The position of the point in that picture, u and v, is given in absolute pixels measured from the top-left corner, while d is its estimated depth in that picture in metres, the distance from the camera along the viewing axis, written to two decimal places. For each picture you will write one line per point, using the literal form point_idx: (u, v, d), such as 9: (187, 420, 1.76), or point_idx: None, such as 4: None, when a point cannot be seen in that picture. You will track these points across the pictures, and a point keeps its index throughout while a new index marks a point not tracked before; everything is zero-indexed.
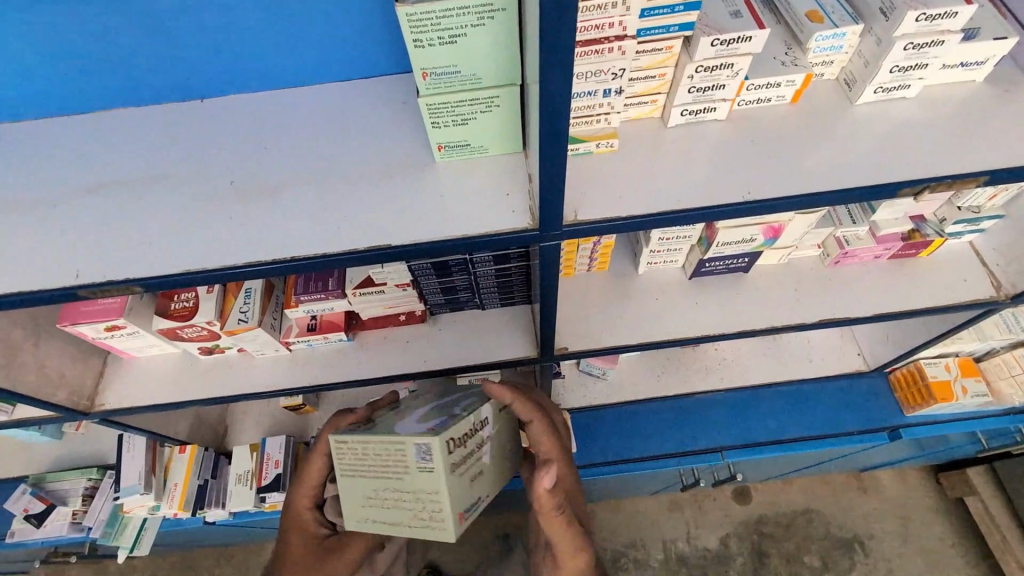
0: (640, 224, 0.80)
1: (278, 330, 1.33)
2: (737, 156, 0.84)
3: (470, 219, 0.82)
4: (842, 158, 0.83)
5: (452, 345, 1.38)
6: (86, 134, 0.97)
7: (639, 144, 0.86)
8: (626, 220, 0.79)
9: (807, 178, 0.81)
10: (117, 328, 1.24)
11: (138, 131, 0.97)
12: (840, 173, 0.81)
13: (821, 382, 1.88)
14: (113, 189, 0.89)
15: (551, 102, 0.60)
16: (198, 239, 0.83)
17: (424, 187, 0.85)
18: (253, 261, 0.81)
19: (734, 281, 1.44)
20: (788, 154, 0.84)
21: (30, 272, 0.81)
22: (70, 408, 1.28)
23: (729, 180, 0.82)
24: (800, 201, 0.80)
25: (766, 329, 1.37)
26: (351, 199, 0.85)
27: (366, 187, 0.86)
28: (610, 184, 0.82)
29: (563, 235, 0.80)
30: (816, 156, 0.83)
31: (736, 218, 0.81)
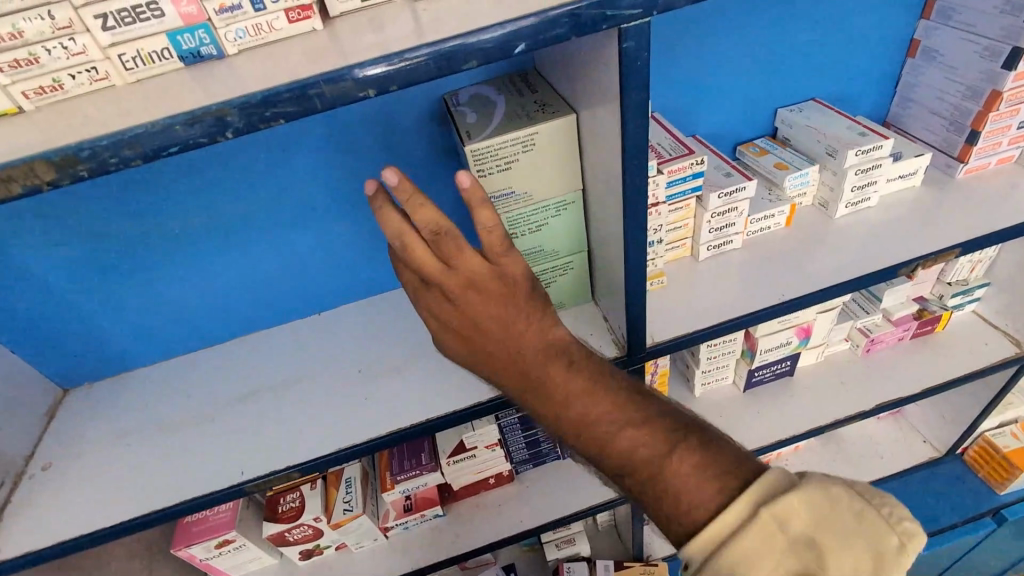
0: (708, 334, 0.99)
1: (377, 516, 1.38)
2: (762, 272, 1.06)
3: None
4: (841, 258, 1.05)
5: (543, 499, 1.42)
6: (235, 359, 1.21)
7: (681, 279, 1.08)
8: (696, 332, 0.98)
9: (818, 278, 1.03)
10: (226, 543, 1.28)
11: (277, 346, 1.22)
12: (843, 269, 1.03)
13: (901, 477, 1.87)
14: (266, 397, 1.10)
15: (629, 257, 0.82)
16: (348, 419, 1.02)
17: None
18: (395, 428, 0.99)
19: (783, 386, 1.55)
20: (799, 263, 1.06)
21: (215, 474, 0.99)
22: None
23: (761, 291, 1.03)
24: (821, 295, 1.00)
25: (828, 423, 1.47)
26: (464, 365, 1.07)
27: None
28: (671, 311, 1.03)
29: (648, 356, 0.97)
30: (821, 260, 1.06)
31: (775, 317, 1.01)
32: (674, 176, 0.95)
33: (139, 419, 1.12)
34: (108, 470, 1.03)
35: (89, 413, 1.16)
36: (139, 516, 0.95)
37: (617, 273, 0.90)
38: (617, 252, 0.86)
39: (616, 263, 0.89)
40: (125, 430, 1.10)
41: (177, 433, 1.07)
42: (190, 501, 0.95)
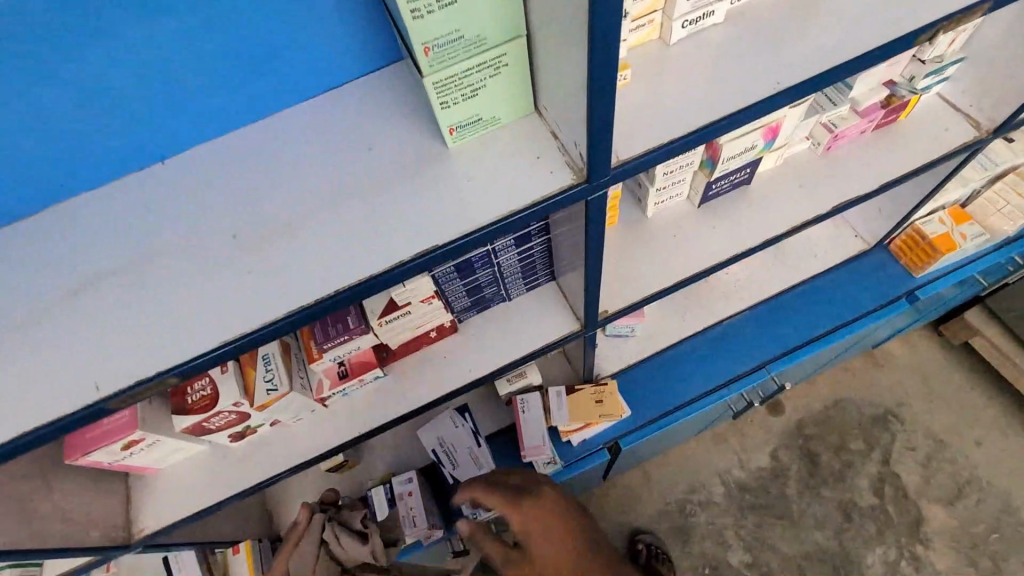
0: (682, 143, 0.77)
1: (310, 389, 1.23)
2: (747, 54, 0.82)
3: (516, 194, 0.76)
4: (844, 27, 0.82)
5: (491, 345, 1.32)
6: (41, 244, 0.83)
7: (646, 73, 0.83)
8: (669, 143, 0.76)
9: (816, 57, 0.80)
10: (135, 443, 1.11)
11: (102, 217, 0.85)
12: (847, 42, 0.80)
13: (832, 272, 1.93)
14: (103, 285, 0.78)
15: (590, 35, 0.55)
16: (231, 301, 0.75)
17: (445, 176, 0.79)
18: (303, 303, 0.74)
19: (739, 198, 1.42)
20: (794, 38, 0.82)
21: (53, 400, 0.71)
22: (109, 545, 1.15)
23: (748, 79, 0.79)
24: (820, 80, 0.78)
25: (785, 232, 1.37)
26: (378, 208, 0.78)
27: (391, 192, 0.79)
28: (636, 116, 0.78)
29: (612, 179, 0.75)
30: (819, 32, 0.82)
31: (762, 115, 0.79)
32: None
33: None
34: None
35: None
36: None
37: (573, 65, 0.63)
38: (573, 29, 0.59)
39: (573, 47, 0.61)
40: None
41: None
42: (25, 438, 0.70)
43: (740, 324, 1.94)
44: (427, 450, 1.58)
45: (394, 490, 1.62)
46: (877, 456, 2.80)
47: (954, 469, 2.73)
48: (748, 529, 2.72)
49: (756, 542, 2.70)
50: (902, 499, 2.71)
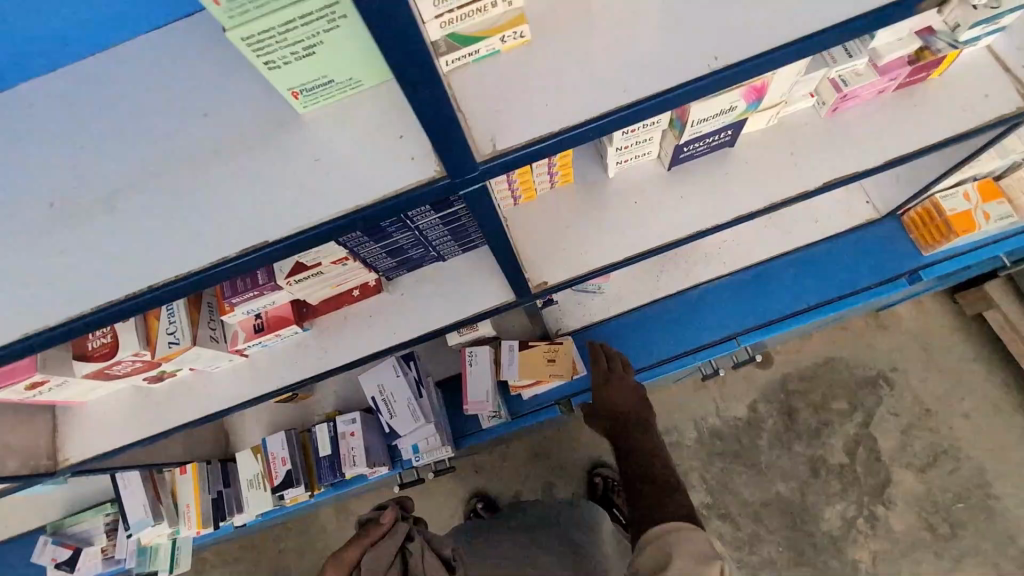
0: (552, 144, 0.65)
1: (223, 340, 1.18)
2: (664, 25, 0.68)
3: (365, 184, 0.65)
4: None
5: (419, 309, 1.23)
6: None
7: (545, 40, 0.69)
8: (535, 142, 0.64)
9: (747, 35, 0.65)
10: (40, 384, 1.09)
11: None
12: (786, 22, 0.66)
13: (831, 241, 1.74)
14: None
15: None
16: (49, 283, 0.67)
17: (293, 150, 0.68)
18: (130, 292, 0.66)
19: (717, 158, 1.22)
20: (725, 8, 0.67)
21: None
22: (29, 474, 1.18)
23: (656, 62, 0.66)
24: (728, 75, 0.65)
25: (765, 207, 1.17)
26: (213, 188, 0.68)
27: (230, 168, 0.68)
28: (530, 91, 0.66)
29: (487, 174, 0.65)
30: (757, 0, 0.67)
31: (649, 116, 0.67)
32: None
33: None
34: None
35: None
36: None
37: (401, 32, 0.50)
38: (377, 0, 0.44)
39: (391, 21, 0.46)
40: None
41: None
42: None
43: (719, 288, 1.79)
44: (367, 395, 1.55)
45: (338, 429, 1.64)
46: (858, 418, 2.73)
47: (933, 437, 2.65)
48: (712, 473, 2.76)
49: (718, 487, 2.73)
50: (873, 461, 2.67)
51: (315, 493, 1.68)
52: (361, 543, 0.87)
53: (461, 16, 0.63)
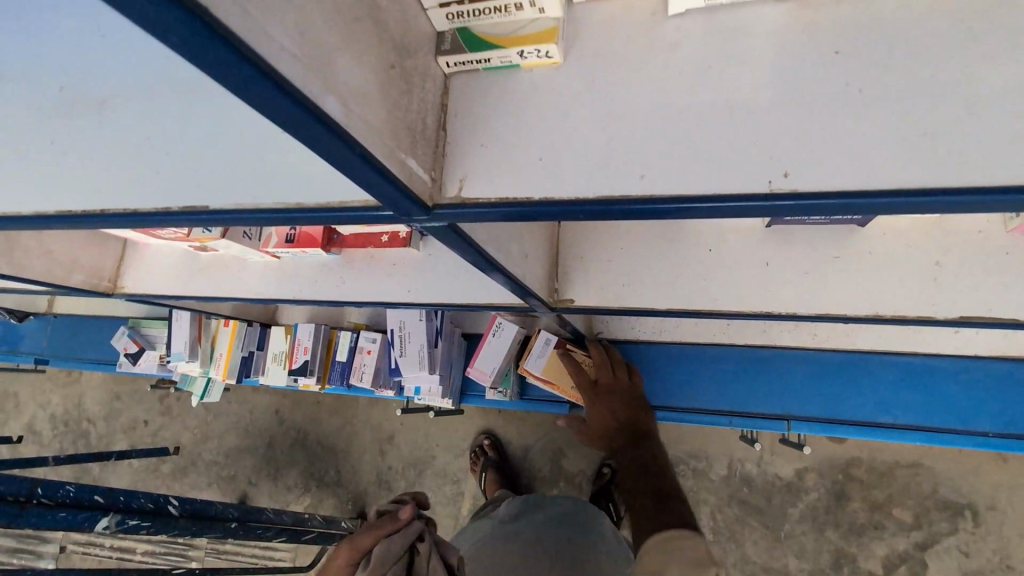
0: (521, 213, 0.48)
1: (256, 238, 1.22)
2: (778, 86, 0.42)
3: (311, 188, 0.57)
4: (1004, 96, 0.39)
5: (438, 278, 1.16)
6: None
7: (594, 47, 0.47)
8: (495, 205, 0.47)
9: (862, 150, 0.40)
10: None
11: None
12: (971, 146, 0.39)
13: (961, 359, 1.39)
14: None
15: (182, 10, 0.26)
16: (39, 182, 0.66)
17: (243, 135, 0.49)
18: (129, 205, 0.69)
19: (838, 235, 0.94)
20: (884, 91, 0.41)
21: None
22: (89, 288, 1.36)
23: (720, 140, 0.43)
24: (804, 205, 0.41)
25: (861, 316, 0.92)
26: (145, 148, 0.54)
27: (138, 133, 0.51)
28: (521, 128, 0.48)
29: (435, 220, 0.49)
30: (942, 94, 0.40)
31: (670, 219, 0.46)
32: None
33: None
34: None
35: None
36: None
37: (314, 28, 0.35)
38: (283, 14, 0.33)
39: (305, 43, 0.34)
40: None
41: None
42: None
43: (796, 359, 1.50)
44: (387, 324, 1.57)
45: (358, 342, 1.69)
46: (917, 538, 2.33)
47: None
48: (725, 516, 2.52)
49: (725, 530, 2.51)
50: None
51: (324, 387, 1.79)
52: (375, 530, 0.90)
53: (476, 11, 0.46)
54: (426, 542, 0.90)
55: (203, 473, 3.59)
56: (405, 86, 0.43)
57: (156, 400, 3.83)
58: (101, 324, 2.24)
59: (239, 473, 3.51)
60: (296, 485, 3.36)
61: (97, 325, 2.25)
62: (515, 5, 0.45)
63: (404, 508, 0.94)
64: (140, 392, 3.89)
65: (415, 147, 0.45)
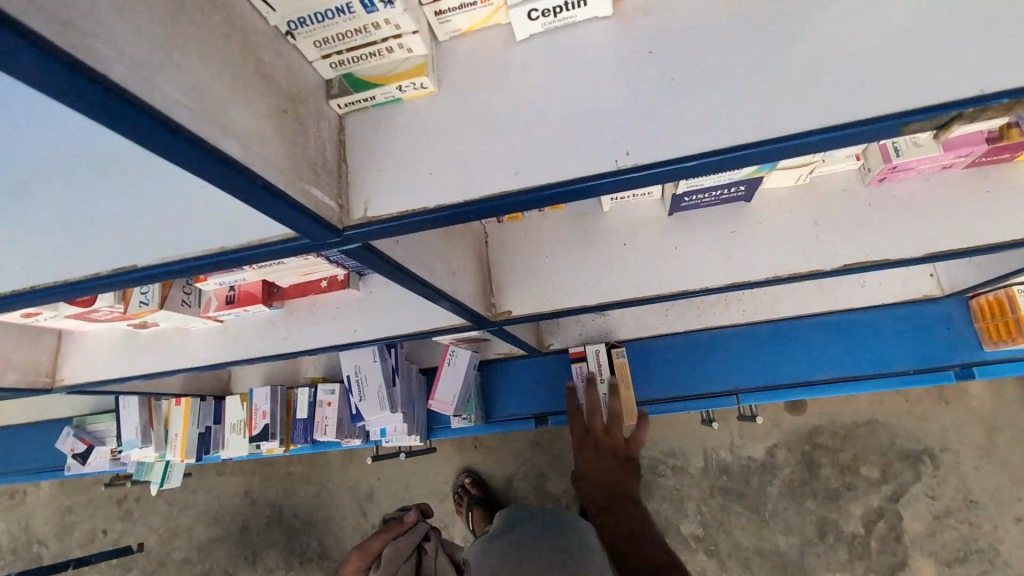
0: (421, 221, 0.54)
1: (196, 305, 1.23)
2: (612, 85, 0.52)
3: (236, 224, 0.61)
4: (779, 71, 0.49)
5: (383, 313, 1.20)
6: None
7: (467, 75, 0.55)
8: (396, 218, 0.54)
9: (682, 124, 0.50)
10: (34, 313, 1.19)
11: None
12: (765, 107, 0.49)
13: (874, 309, 1.54)
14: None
15: (79, 75, 0.31)
16: None
17: (160, 187, 0.56)
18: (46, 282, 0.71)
19: (732, 214, 1.07)
20: (693, 76, 0.51)
21: None
22: (25, 387, 1.32)
23: (577, 136, 0.52)
24: (647, 175, 0.50)
25: (765, 280, 1.03)
26: (64, 218, 0.59)
27: (61, 204, 0.57)
28: (411, 150, 0.55)
29: (346, 241, 0.55)
30: (737, 74, 0.50)
31: (548, 206, 0.53)
32: None
33: None
34: None
35: None
36: None
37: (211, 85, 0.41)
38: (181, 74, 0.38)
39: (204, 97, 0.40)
40: None
41: None
42: None
43: (732, 336, 1.61)
44: (343, 372, 1.58)
45: (318, 396, 1.70)
46: (887, 492, 2.45)
47: (970, 532, 2.35)
48: (710, 508, 2.57)
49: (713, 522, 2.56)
50: (892, 540, 2.41)
51: (289, 448, 1.77)
52: (385, 535, 0.97)
53: (354, 59, 0.52)
54: (433, 544, 0.97)
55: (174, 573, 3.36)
56: (299, 127, 0.50)
57: (113, 504, 3.59)
58: (43, 429, 2.13)
59: (214, 565, 3.31)
60: (277, 565, 3.20)
61: (39, 431, 2.13)
62: (387, 49, 0.52)
63: (410, 511, 1.00)
64: (94, 500, 3.64)
65: (318, 179, 0.51)
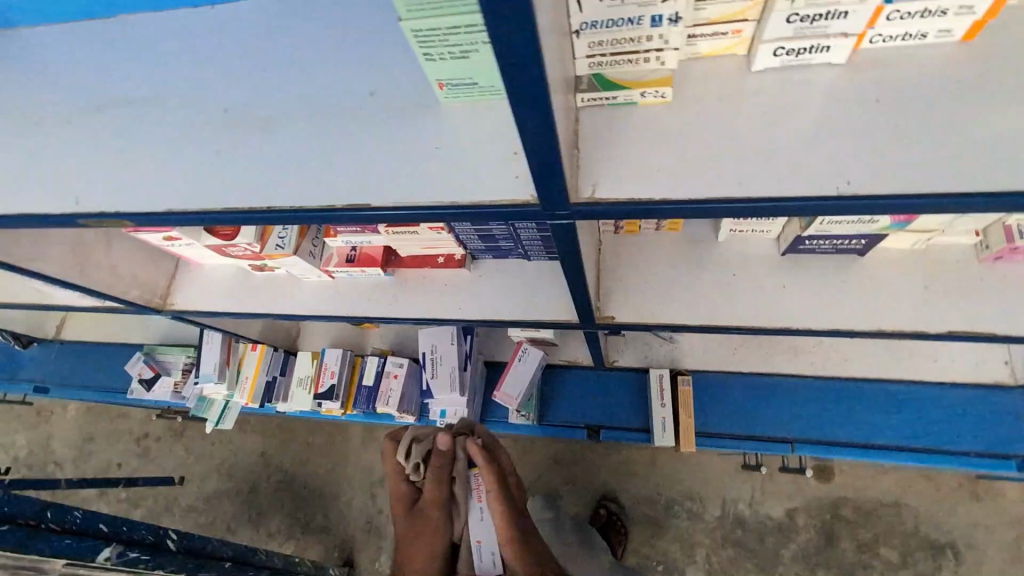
0: (644, 210, 0.61)
1: (318, 257, 1.32)
2: (838, 121, 0.59)
3: (456, 179, 0.67)
4: (1000, 133, 0.56)
5: (491, 297, 1.28)
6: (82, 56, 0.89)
7: (702, 93, 0.64)
8: (624, 203, 0.61)
9: (904, 164, 0.56)
10: (174, 238, 1.29)
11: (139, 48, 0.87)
12: (985, 161, 0.55)
13: (943, 386, 1.56)
14: (93, 110, 0.84)
15: (518, 24, 0.39)
16: (185, 170, 0.77)
17: (423, 134, 0.70)
18: (226, 208, 0.74)
19: (843, 263, 1.13)
20: (916, 125, 0.58)
21: (28, 193, 0.81)
22: (141, 304, 1.41)
23: (804, 159, 0.58)
24: (865, 203, 0.56)
25: (869, 333, 1.07)
26: (332, 144, 0.73)
27: (343, 132, 0.73)
28: (643, 146, 0.62)
29: (571, 215, 0.62)
30: (958, 130, 0.56)
31: (761, 217, 0.60)
32: None
33: None
34: None
35: None
36: None
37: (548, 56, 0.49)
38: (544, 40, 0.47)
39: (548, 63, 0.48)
40: None
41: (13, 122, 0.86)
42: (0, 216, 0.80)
43: (796, 386, 1.65)
44: (418, 349, 1.66)
45: (386, 367, 1.77)
46: None
47: None
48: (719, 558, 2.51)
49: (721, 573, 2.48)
50: None
51: (346, 413, 1.84)
52: None
53: (613, 62, 0.62)
54: None
55: (179, 520, 3.42)
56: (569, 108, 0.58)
57: (133, 441, 3.68)
58: (113, 353, 2.24)
59: (218, 519, 3.36)
60: (279, 531, 3.23)
61: (108, 354, 2.25)
62: (645, 58, 0.62)
63: None
64: (117, 433, 3.74)
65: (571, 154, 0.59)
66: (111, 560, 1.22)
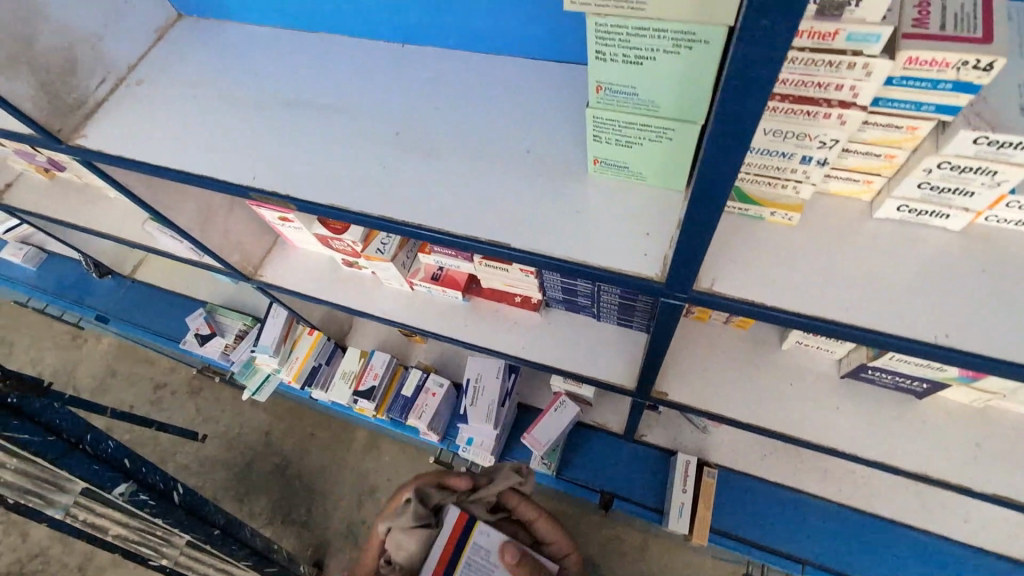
0: (754, 312, 0.69)
1: (407, 269, 1.42)
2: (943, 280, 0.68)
3: (588, 242, 0.76)
4: None
5: (554, 344, 1.36)
6: (282, 59, 1.05)
7: (824, 225, 0.73)
8: (738, 301, 0.69)
9: (997, 333, 0.63)
10: (287, 220, 1.41)
11: (334, 61, 1.03)
12: None
13: (969, 548, 1.54)
14: (287, 105, 0.98)
15: None
16: (348, 172, 0.89)
17: (566, 197, 0.80)
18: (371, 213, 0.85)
19: (900, 401, 1.17)
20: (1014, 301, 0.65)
21: (216, 160, 0.94)
22: (237, 269, 1.54)
23: (907, 305, 0.66)
24: (954, 357, 0.64)
25: (912, 473, 1.10)
26: (484, 184, 0.84)
27: (496, 176, 0.84)
28: (765, 255, 0.71)
29: (688, 299, 0.71)
30: None
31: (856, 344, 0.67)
32: (915, 74, 0.59)
33: (192, 78, 1.05)
34: (160, 110, 1.03)
35: (176, 47, 1.12)
36: (156, 164, 0.95)
37: None
38: None
39: None
40: (181, 82, 1.05)
41: (220, 99, 1.01)
42: (187, 173, 0.93)
43: (819, 509, 1.64)
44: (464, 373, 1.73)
45: (426, 383, 1.84)
46: None
47: None
48: None
49: None
50: None
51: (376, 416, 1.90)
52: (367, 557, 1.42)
53: (754, 182, 0.72)
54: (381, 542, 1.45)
55: None
56: None
57: None
58: (176, 302, 2.38)
59: None
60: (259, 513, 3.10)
61: (171, 304, 2.39)
62: (786, 186, 0.71)
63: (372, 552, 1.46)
64: None
65: None
66: (124, 495, 1.20)
